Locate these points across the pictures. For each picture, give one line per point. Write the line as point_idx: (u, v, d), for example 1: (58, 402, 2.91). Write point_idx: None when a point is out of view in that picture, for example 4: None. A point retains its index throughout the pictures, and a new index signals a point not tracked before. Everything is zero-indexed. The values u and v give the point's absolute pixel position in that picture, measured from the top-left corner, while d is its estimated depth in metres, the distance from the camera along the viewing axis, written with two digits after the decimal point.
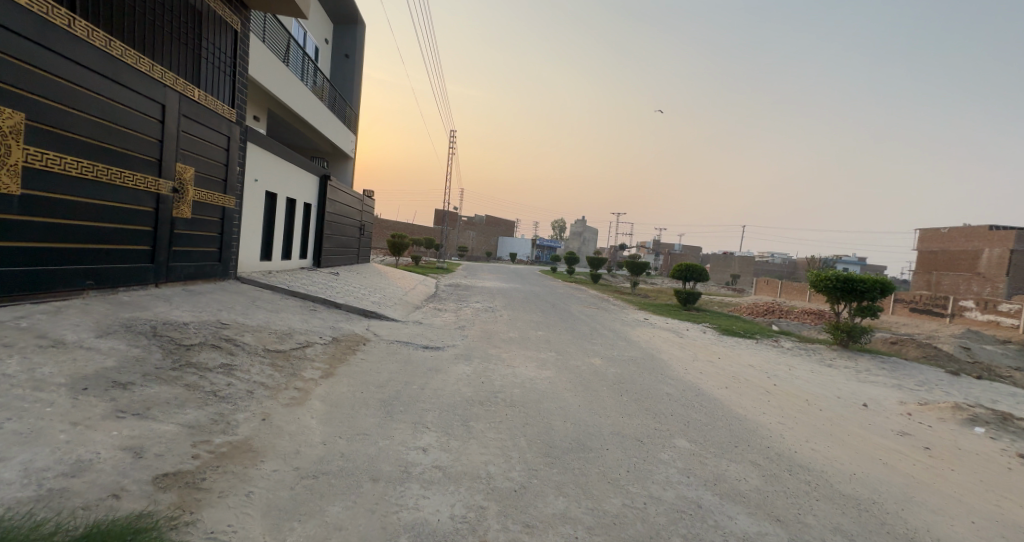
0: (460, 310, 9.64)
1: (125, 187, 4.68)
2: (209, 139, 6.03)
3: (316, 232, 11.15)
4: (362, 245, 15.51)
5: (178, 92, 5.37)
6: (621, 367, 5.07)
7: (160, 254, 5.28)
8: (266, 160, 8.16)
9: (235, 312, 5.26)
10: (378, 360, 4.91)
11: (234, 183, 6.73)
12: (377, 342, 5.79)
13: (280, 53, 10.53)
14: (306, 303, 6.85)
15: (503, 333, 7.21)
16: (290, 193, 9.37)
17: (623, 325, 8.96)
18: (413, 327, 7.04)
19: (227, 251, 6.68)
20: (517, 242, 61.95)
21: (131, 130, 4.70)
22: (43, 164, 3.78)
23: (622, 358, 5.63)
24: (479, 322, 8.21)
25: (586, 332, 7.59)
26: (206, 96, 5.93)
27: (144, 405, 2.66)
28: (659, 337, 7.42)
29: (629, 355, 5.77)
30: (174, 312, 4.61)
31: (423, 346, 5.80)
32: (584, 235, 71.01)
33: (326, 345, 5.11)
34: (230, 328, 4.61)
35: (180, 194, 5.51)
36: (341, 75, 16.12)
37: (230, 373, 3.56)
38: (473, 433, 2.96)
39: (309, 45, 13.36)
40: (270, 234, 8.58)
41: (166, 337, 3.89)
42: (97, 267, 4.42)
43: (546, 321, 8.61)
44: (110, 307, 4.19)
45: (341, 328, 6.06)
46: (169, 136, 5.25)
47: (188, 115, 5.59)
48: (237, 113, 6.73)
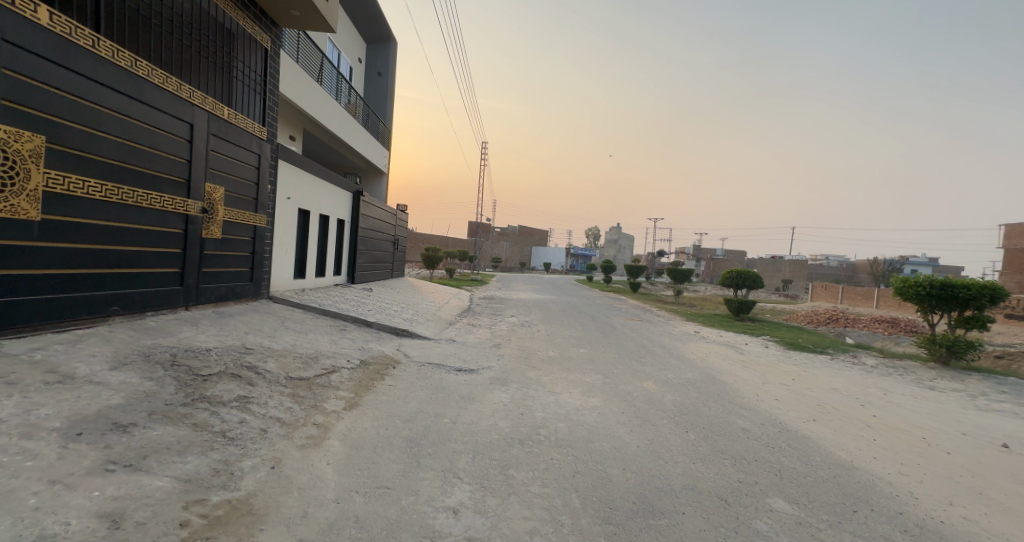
0: (494, 325, 9.19)
1: (153, 209, 4.54)
2: (239, 158, 5.91)
3: (349, 248, 11.11)
4: (396, 259, 15.47)
5: (208, 111, 5.24)
6: (679, 393, 4.41)
7: (189, 276, 5.12)
8: (298, 177, 8.10)
9: (262, 334, 5.04)
10: (408, 386, 4.51)
11: (265, 202, 6.60)
12: (408, 364, 5.41)
13: (314, 73, 10.63)
14: (336, 323, 6.61)
15: (541, 351, 6.66)
16: (323, 210, 9.32)
17: (672, 339, 8.17)
18: (446, 346, 6.64)
19: (259, 271, 6.55)
20: (551, 251, 61.33)
21: (159, 151, 4.56)
22: (66, 188, 3.62)
23: (679, 380, 4.94)
24: (515, 339, 7.72)
25: (632, 349, 6.91)
26: (236, 114, 5.81)
27: (140, 453, 2.33)
28: (717, 354, 6.63)
29: (687, 377, 5.07)
30: (199, 337, 4.40)
31: (456, 369, 5.37)
32: (620, 242, 69.29)
33: (353, 370, 4.77)
34: (254, 353, 4.36)
35: (209, 214, 5.37)
36: (374, 92, 16.32)
37: (245, 407, 3.23)
38: (513, 487, 2.44)
39: (343, 64, 13.56)
40: (303, 251, 8.51)
41: (184, 366, 3.64)
42: (122, 292, 4.26)
43: (587, 337, 7.99)
44: (134, 334, 4.02)
45: (370, 349, 5.74)
46: (198, 156, 5.12)
47: (218, 134, 5.46)
48: (268, 131, 6.62)
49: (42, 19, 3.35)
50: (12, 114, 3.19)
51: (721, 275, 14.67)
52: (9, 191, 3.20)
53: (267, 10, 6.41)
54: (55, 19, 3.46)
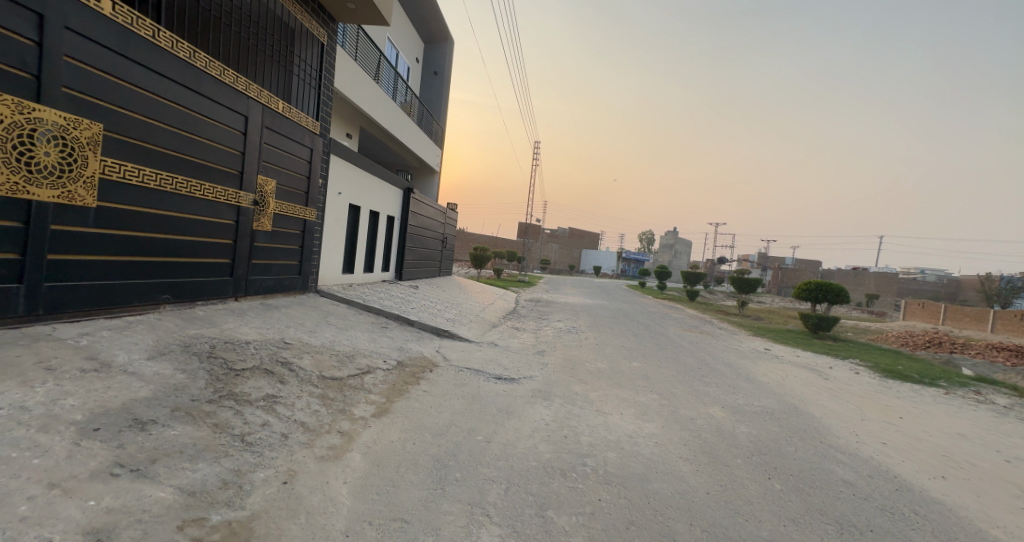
0: (540, 330, 8.78)
1: (205, 200, 4.58)
2: (292, 151, 5.95)
3: (398, 245, 11.17)
4: (444, 258, 15.52)
5: (262, 104, 5.27)
6: (753, 425, 3.75)
7: (239, 268, 5.17)
8: (350, 173, 8.16)
9: (303, 329, 4.98)
10: (443, 394, 4.22)
11: (316, 196, 6.64)
12: (446, 368, 5.14)
13: (371, 71, 10.77)
14: (378, 320, 6.52)
15: (589, 362, 6.15)
16: (374, 206, 9.38)
17: (738, 357, 7.31)
18: (487, 350, 6.32)
19: (307, 264, 6.58)
20: (602, 254, 59.83)
21: (213, 142, 4.60)
22: (121, 176, 3.66)
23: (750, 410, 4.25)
24: (561, 346, 7.26)
25: (693, 366, 6.21)
26: (291, 107, 5.85)
27: (150, 456, 2.17)
28: (795, 380, 5.76)
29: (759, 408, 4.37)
30: (240, 329, 4.38)
31: (496, 377, 5.02)
32: (676, 248, 66.12)
33: (389, 372, 4.57)
34: (291, 349, 4.26)
35: (260, 206, 5.41)
36: (430, 92, 16.48)
37: (271, 408, 3.07)
38: (552, 535, 2.03)
39: (401, 64, 13.75)
40: (352, 246, 8.59)
41: (220, 359, 3.57)
42: (173, 280, 4.31)
43: (640, 349, 7.34)
44: (180, 323, 4.04)
45: (409, 350, 5.55)
46: (251, 148, 5.15)
47: (272, 127, 5.49)
48: (322, 125, 6.65)
49: (106, 9, 3.39)
50: (73, 103, 3.22)
51: (797, 286, 13.48)
52: (66, 178, 3.22)
53: (325, 4, 6.44)
54: (118, 9, 3.50)
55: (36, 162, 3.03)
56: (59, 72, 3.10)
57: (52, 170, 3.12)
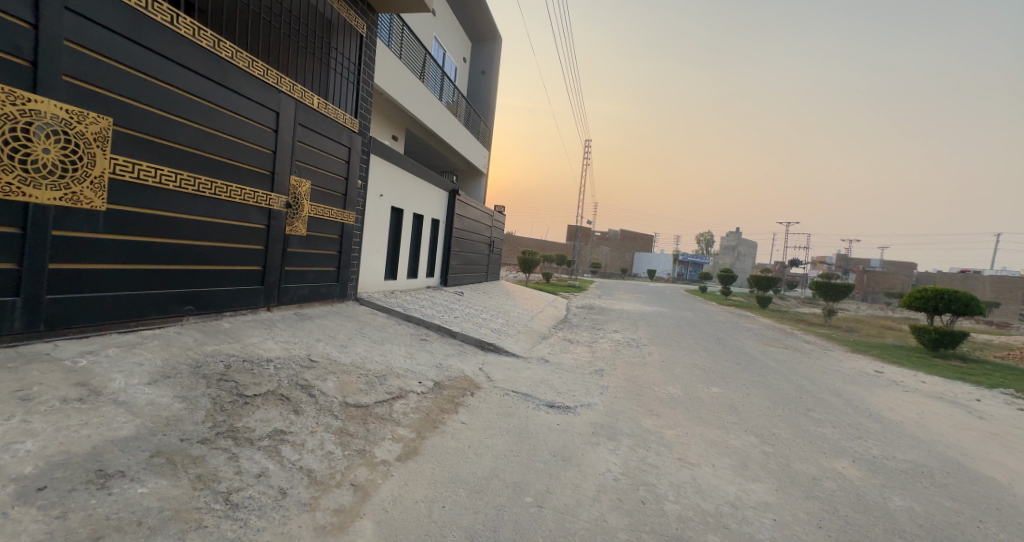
0: (595, 342, 7.93)
1: (232, 202, 4.23)
2: (329, 151, 5.58)
3: (443, 249, 10.74)
4: (491, 262, 15.00)
5: (295, 98, 4.90)
6: (908, 505, 2.72)
7: (271, 275, 4.80)
8: (392, 173, 7.75)
9: (334, 343, 4.51)
10: (484, 428, 3.53)
11: (354, 198, 6.24)
12: (489, 392, 4.45)
13: (416, 70, 10.42)
14: (418, 331, 6.00)
15: (657, 388, 5.23)
16: (417, 209, 8.97)
17: (841, 388, 6.03)
18: (537, 368, 5.59)
19: (345, 271, 6.20)
20: (656, 257, 57.23)
21: (239, 140, 4.24)
22: (136, 176, 3.31)
23: (889, 475, 3.17)
24: (622, 364, 6.38)
25: (788, 399, 5.10)
26: (327, 104, 5.47)
27: (95, 533, 1.64)
28: (931, 427, 4.50)
29: (901, 472, 3.27)
30: (264, 343, 3.94)
31: (548, 404, 4.28)
32: (738, 251, 61.70)
33: (425, 396, 3.97)
34: (316, 368, 3.76)
35: (294, 209, 5.04)
36: (477, 92, 16.07)
37: (276, 450, 2.51)
38: None
39: (448, 64, 13.42)
40: (394, 251, 8.19)
41: (231, 382, 3.07)
42: (198, 290, 3.96)
43: (717, 371, 6.28)
44: (199, 337, 3.61)
45: (450, 368, 4.94)
46: (283, 146, 4.78)
47: (306, 124, 5.12)
48: (360, 123, 6.26)
49: None
50: (78, 94, 2.89)
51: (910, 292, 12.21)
52: (68, 178, 2.88)
53: None
54: None
55: (33, 160, 2.69)
56: (60, 59, 2.77)
57: (52, 169, 2.78)
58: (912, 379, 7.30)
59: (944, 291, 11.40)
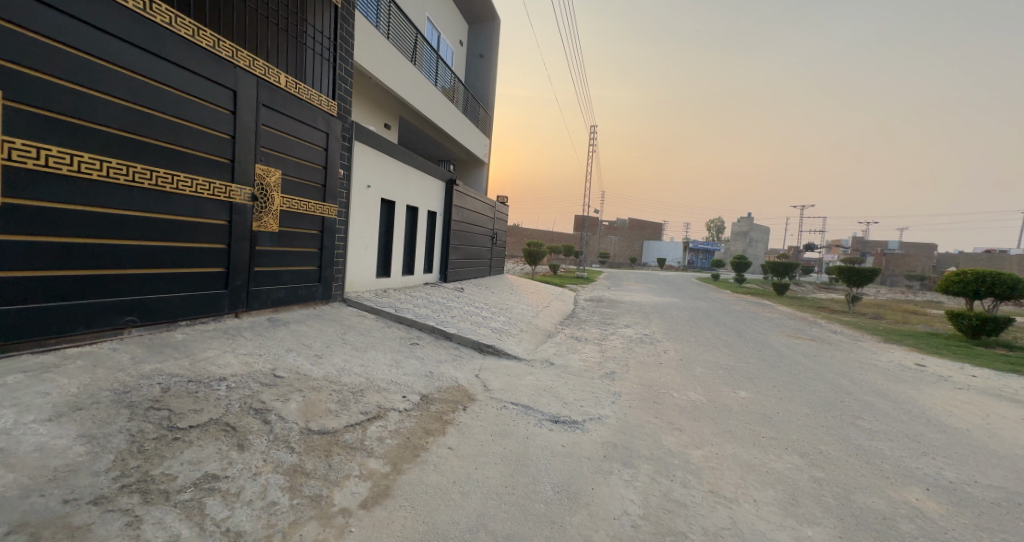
0: (605, 340, 7.31)
1: (181, 195, 3.67)
2: (304, 137, 4.99)
3: (441, 243, 10.16)
4: (494, 255, 14.43)
5: (257, 75, 4.29)
6: None
7: (237, 277, 4.23)
8: (380, 161, 7.13)
9: (307, 353, 3.94)
10: (475, 455, 2.94)
11: (335, 188, 5.66)
12: (485, 406, 3.87)
13: (407, 51, 9.74)
14: (409, 335, 5.45)
15: (677, 394, 4.61)
16: (411, 200, 8.36)
17: (884, 388, 5.34)
18: (541, 374, 5.02)
19: (328, 270, 5.64)
20: (666, 246, 56.16)
21: (186, 122, 3.65)
22: (42, 164, 2.75)
23: (979, 516, 2.54)
24: (635, 365, 5.76)
25: (828, 405, 4.45)
26: (299, 83, 4.86)
27: None
28: (1003, 440, 3.82)
29: (992, 508, 2.63)
30: (222, 355, 3.35)
31: (552, 419, 3.70)
32: (751, 236, 60.22)
33: (408, 414, 3.40)
34: (280, 386, 3.18)
35: (261, 202, 4.46)
36: (476, 77, 15.34)
37: (197, 507, 1.94)
38: None
39: (442, 47, 12.69)
40: (386, 246, 7.63)
41: (164, 411, 2.48)
42: (140, 298, 3.39)
43: (742, 372, 5.63)
44: (139, 353, 3.03)
45: (442, 377, 4.38)
46: (244, 130, 4.19)
47: (273, 105, 4.51)
48: (340, 106, 5.66)
49: None
50: None
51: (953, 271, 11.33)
52: None
53: None
54: None
55: None
56: None
57: None
58: (959, 374, 6.57)
59: (982, 274, 10.61)
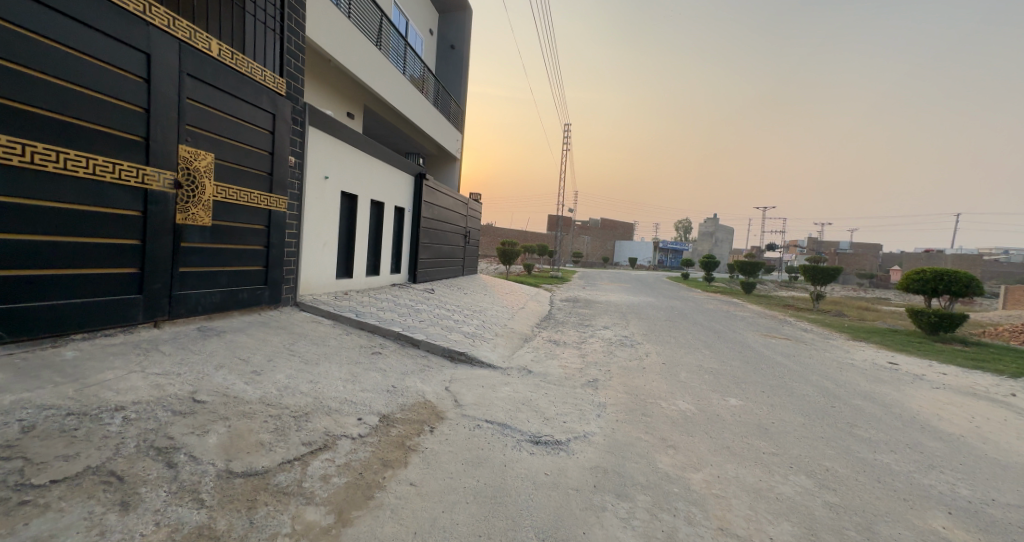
0: (584, 343, 6.92)
1: (73, 178, 2.93)
2: (243, 117, 4.32)
3: (410, 241, 9.53)
4: (468, 254, 13.86)
5: (181, 39, 3.58)
6: None
7: (156, 279, 3.52)
8: (340, 150, 6.47)
9: (243, 369, 3.31)
10: (442, 493, 2.42)
11: (285, 178, 4.99)
12: (454, 426, 3.35)
13: (372, 35, 9.06)
14: (371, 342, 4.86)
15: (665, 403, 4.25)
16: (375, 195, 7.71)
17: (869, 390, 5.17)
18: (517, 384, 4.55)
19: (277, 270, 4.97)
20: (637, 246, 57.02)
21: (79, 88, 2.92)
22: None
23: None
24: (618, 371, 5.37)
25: (821, 412, 4.19)
26: (237, 53, 4.18)
27: None
28: (1001, 446, 3.64)
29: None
30: (125, 378, 2.69)
31: (532, 440, 3.24)
32: (717, 236, 61.87)
33: (363, 442, 2.84)
34: (197, 414, 2.55)
35: (189, 190, 3.76)
36: (447, 69, 14.76)
37: None
38: None
39: (411, 35, 12.05)
40: (347, 244, 6.98)
41: (16, 462, 1.84)
42: (6, 307, 2.64)
43: (728, 376, 5.35)
44: (2, 380, 2.34)
45: (406, 392, 3.85)
46: (164, 103, 3.48)
47: (202, 76, 3.81)
48: (288, 84, 4.99)
49: None
50: None
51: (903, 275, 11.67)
52: None
53: None
54: None
55: None
56: None
57: None
58: (932, 372, 6.54)
59: (938, 272, 10.95)
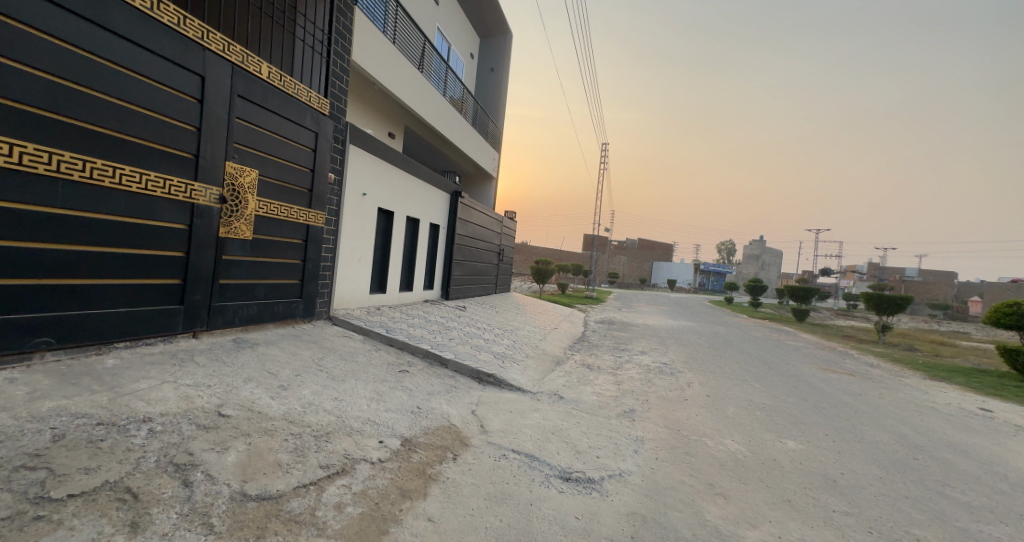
0: (620, 369, 6.57)
1: (125, 192, 3.05)
2: (288, 135, 4.45)
3: (444, 258, 9.57)
4: (501, 272, 13.81)
5: (233, 62, 3.74)
6: None
7: (196, 291, 3.61)
8: (379, 167, 6.60)
9: (271, 382, 3.29)
10: (461, 533, 2.22)
11: (324, 194, 5.10)
12: (479, 455, 3.16)
13: (415, 59, 9.35)
14: (399, 360, 4.79)
15: (710, 442, 3.88)
16: (411, 212, 7.80)
17: (954, 441, 4.53)
18: (548, 412, 4.31)
19: (312, 285, 5.04)
20: (677, 268, 55.24)
21: (136, 108, 3.07)
22: None
23: None
24: (658, 402, 5.00)
25: (896, 465, 3.67)
26: (285, 75, 4.34)
27: None
28: None
29: None
30: (156, 389, 2.70)
31: (561, 476, 3.00)
32: (763, 260, 59.00)
33: (382, 467, 2.70)
34: (221, 428, 2.51)
35: (232, 205, 3.87)
36: (487, 90, 15.06)
37: None
38: None
39: (453, 58, 12.40)
40: (381, 259, 7.05)
41: (40, 473, 1.84)
42: (53, 314, 2.71)
43: (782, 414, 4.86)
44: (43, 386, 2.39)
45: (431, 415, 3.70)
46: (214, 122, 3.62)
47: (251, 97, 3.96)
48: (332, 104, 5.15)
49: None
50: None
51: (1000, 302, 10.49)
52: None
53: None
54: None
55: None
56: None
57: None
58: None
59: None
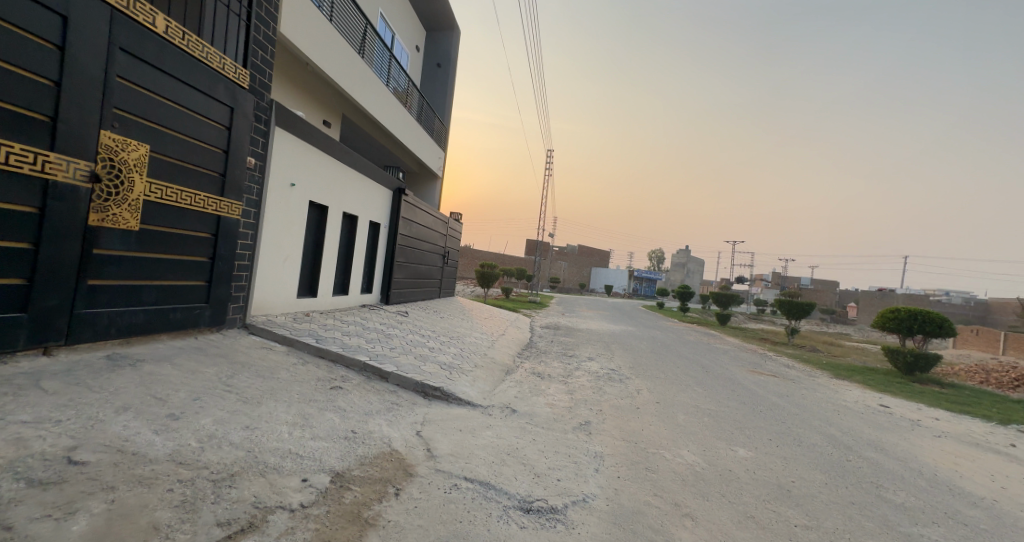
0: (569, 376, 6.38)
1: None
2: (193, 107, 3.70)
3: (384, 259, 8.88)
4: (445, 275, 13.24)
5: (116, 7, 2.94)
6: None
7: (53, 294, 2.79)
8: (312, 156, 5.88)
9: (156, 411, 2.60)
10: None
11: (240, 181, 4.35)
12: (426, 487, 2.70)
13: (354, 43, 8.63)
14: (331, 375, 4.17)
15: (669, 454, 3.73)
16: (348, 208, 7.09)
17: (875, 438, 4.81)
18: (501, 428, 3.94)
19: (222, 287, 4.26)
20: (613, 274, 57.51)
21: None
22: None
23: None
24: (611, 412, 4.83)
25: (839, 468, 3.74)
26: (190, 34, 3.58)
27: None
28: None
29: None
30: None
31: (521, 508, 2.62)
32: (690, 267, 63.29)
33: (304, 516, 2.13)
34: (67, 484, 1.83)
35: (111, 186, 3.07)
36: (432, 86, 14.49)
37: None
38: None
39: (397, 48, 11.73)
40: (312, 259, 6.29)
41: None
42: None
43: (729, 420, 4.89)
44: None
45: (368, 440, 3.17)
46: (86, 79, 2.81)
47: (142, 54, 3.17)
48: (252, 77, 4.42)
49: None
50: None
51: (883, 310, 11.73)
52: None
53: None
54: None
55: None
56: None
57: None
58: (926, 417, 6.30)
59: (911, 311, 11.07)
